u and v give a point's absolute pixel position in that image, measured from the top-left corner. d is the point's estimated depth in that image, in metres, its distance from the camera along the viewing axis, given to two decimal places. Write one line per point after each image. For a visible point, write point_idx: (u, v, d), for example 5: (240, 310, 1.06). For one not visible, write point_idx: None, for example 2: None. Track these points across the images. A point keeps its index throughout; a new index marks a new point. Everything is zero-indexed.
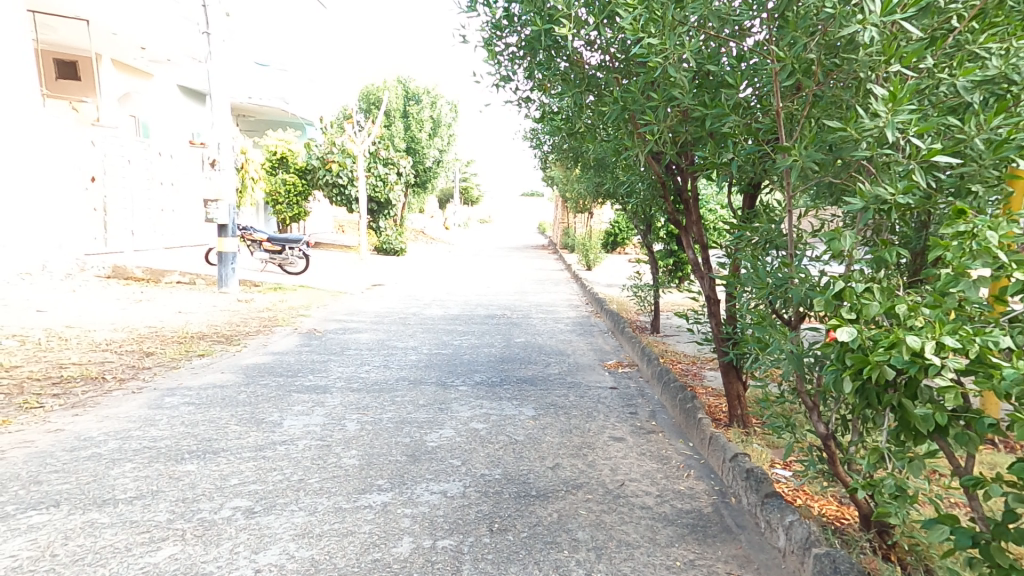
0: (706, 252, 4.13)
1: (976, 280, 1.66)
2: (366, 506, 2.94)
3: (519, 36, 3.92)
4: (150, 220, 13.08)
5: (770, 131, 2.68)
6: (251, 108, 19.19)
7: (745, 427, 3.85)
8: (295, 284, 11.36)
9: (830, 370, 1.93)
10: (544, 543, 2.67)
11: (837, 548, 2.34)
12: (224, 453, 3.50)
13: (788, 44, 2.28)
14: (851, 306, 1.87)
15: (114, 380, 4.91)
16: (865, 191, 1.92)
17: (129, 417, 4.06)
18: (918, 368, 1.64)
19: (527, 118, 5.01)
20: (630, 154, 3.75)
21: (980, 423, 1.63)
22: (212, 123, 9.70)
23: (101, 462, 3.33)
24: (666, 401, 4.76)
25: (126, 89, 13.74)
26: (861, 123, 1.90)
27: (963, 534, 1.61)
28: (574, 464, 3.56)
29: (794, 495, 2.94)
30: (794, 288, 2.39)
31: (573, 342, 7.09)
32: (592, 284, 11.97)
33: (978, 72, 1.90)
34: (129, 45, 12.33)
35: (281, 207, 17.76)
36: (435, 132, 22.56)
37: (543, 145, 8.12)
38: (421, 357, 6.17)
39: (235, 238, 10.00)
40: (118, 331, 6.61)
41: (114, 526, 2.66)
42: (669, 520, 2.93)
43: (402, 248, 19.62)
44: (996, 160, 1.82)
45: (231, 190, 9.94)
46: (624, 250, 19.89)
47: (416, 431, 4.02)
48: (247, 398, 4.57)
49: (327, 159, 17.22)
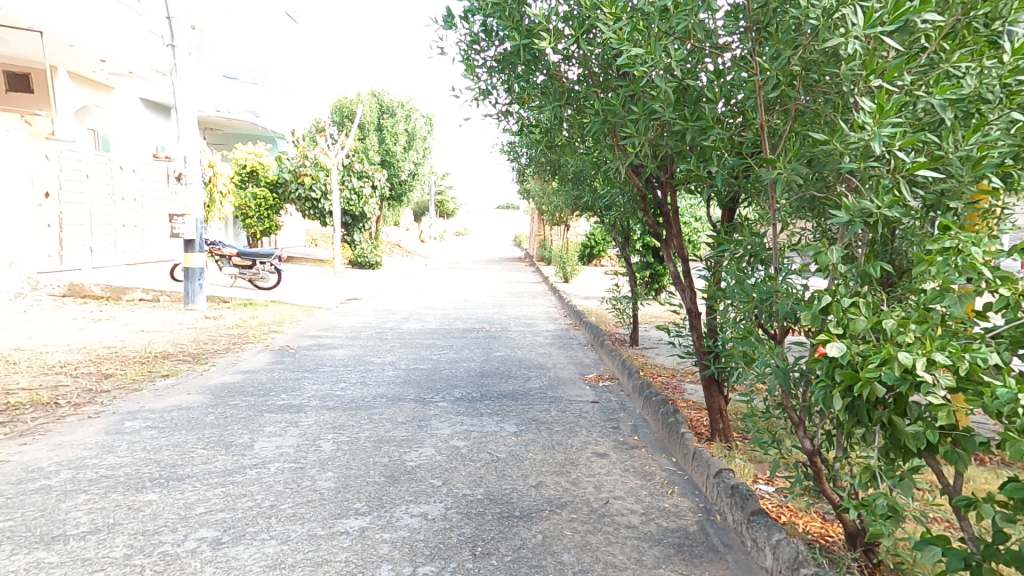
0: (687, 265, 4.10)
1: (961, 295, 1.65)
2: (342, 532, 2.81)
3: (496, 50, 3.90)
4: (110, 234, 12.63)
5: (753, 145, 2.70)
6: (220, 121, 18.86)
7: (727, 441, 3.83)
8: (267, 299, 11.07)
9: (819, 386, 1.91)
10: (529, 567, 2.58)
11: (826, 568, 2.30)
12: (190, 480, 3.32)
13: (772, 57, 2.29)
14: (838, 321, 1.85)
15: (68, 406, 4.66)
16: (850, 204, 1.90)
17: (85, 445, 3.84)
18: (909, 385, 1.62)
19: (506, 133, 5.01)
20: (611, 167, 3.73)
21: (970, 442, 1.61)
22: (179, 137, 9.48)
23: (52, 495, 3.13)
24: (648, 415, 4.72)
25: (86, 101, 13.36)
26: (847, 136, 1.91)
27: (955, 557, 1.58)
28: (558, 482, 3.49)
29: (778, 511, 2.91)
30: (780, 302, 2.37)
31: (553, 356, 7.04)
32: (569, 296, 11.98)
33: (954, 89, 1.91)
34: (88, 57, 11.95)
35: (252, 220, 17.36)
36: (411, 145, 22.52)
37: (520, 158, 8.16)
38: (398, 372, 6.03)
39: (203, 253, 9.69)
40: (75, 353, 6.32)
41: (64, 565, 2.48)
42: (655, 540, 2.87)
43: (377, 261, 19.54)
44: (975, 177, 1.82)
45: (199, 204, 9.67)
46: (599, 261, 20.04)
47: (394, 450, 3.89)
48: (214, 420, 4.38)
49: (299, 172, 16.97)
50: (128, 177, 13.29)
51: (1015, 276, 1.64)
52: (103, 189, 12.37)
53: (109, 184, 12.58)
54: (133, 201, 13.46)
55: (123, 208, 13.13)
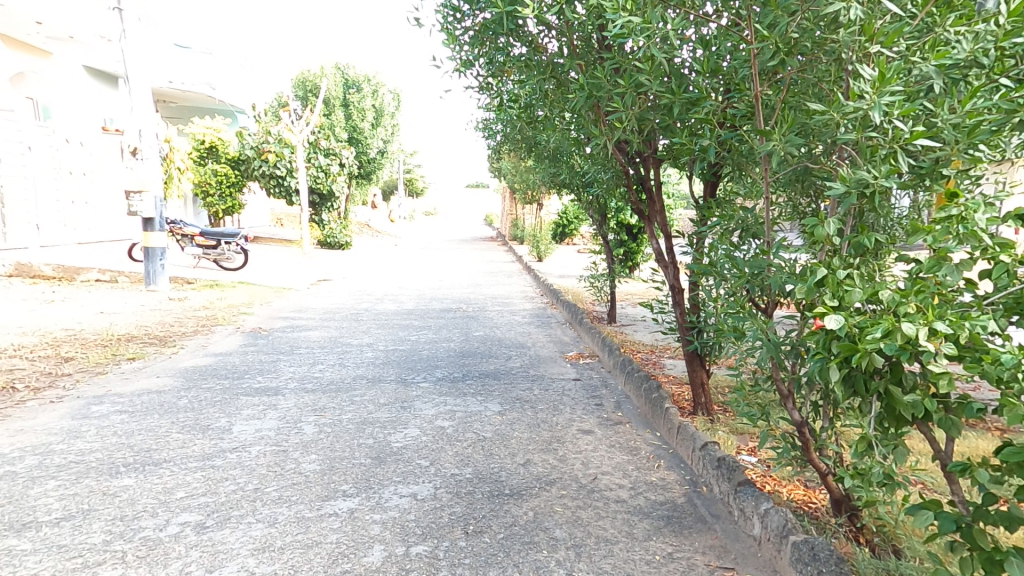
0: (669, 240, 4.05)
1: (957, 264, 1.65)
2: (331, 514, 2.76)
3: (476, 18, 3.76)
4: (57, 212, 11.99)
5: (744, 118, 2.69)
6: (176, 94, 18.01)
7: (710, 414, 3.89)
8: (233, 281, 10.73)
9: (814, 358, 1.91)
10: (523, 543, 2.58)
11: (813, 535, 2.37)
12: (167, 464, 3.20)
13: (770, 24, 2.26)
14: (833, 294, 1.85)
15: (26, 390, 4.43)
16: (847, 174, 1.89)
17: (49, 430, 3.67)
18: (907, 354, 1.63)
19: (483, 106, 4.89)
20: (596, 143, 3.68)
21: (968, 408, 1.64)
22: (132, 108, 8.96)
23: (18, 482, 2.97)
24: (630, 391, 4.76)
25: (23, 68, 12.45)
26: (845, 105, 1.88)
27: (947, 519, 1.62)
28: (546, 460, 3.49)
29: (762, 481, 2.99)
30: (772, 275, 2.35)
31: (532, 335, 7.03)
32: (545, 276, 11.99)
33: (948, 55, 1.90)
34: (24, 20, 11.12)
35: (213, 199, 16.65)
36: (378, 121, 22.05)
37: (495, 135, 8.01)
38: (377, 354, 5.94)
39: (163, 232, 9.29)
40: (29, 336, 6.00)
41: (38, 552, 2.37)
42: (644, 513, 2.91)
43: (347, 240, 19.19)
44: (970, 144, 1.81)
45: (157, 180, 9.18)
46: (572, 240, 20.12)
47: (379, 432, 3.83)
48: (188, 404, 4.23)
49: (262, 149, 16.39)
50: (74, 150, 12.58)
51: (1013, 243, 1.63)
52: (48, 164, 11.71)
53: (54, 158, 11.91)
54: (82, 175, 12.82)
55: (71, 184, 12.43)
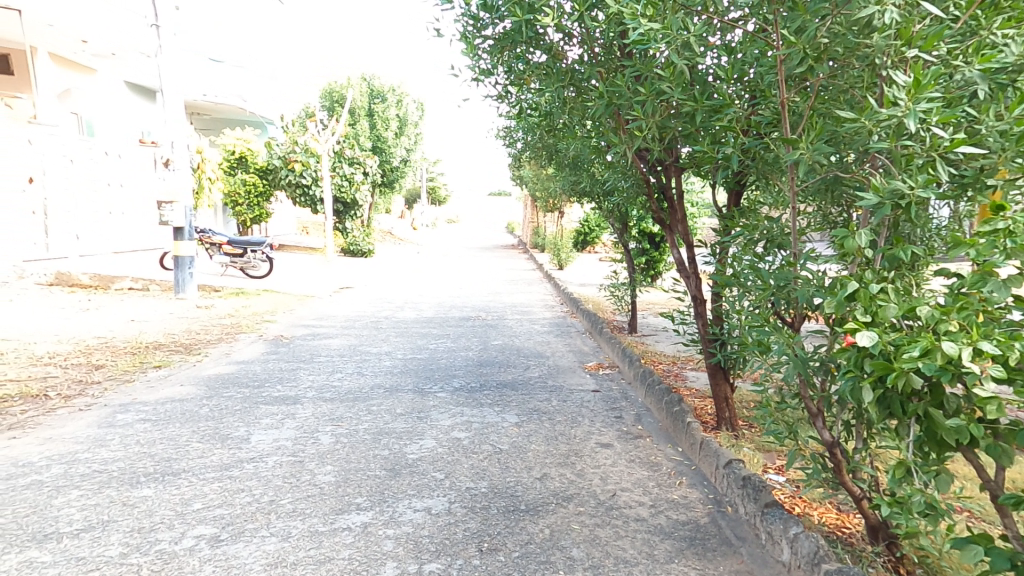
0: (692, 251, 3.94)
1: (1005, 279, 1.53)
2: (344, 528, 2.72)
3: (496, 27, 3.73)
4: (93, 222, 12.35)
5: (771, 124, 2.64)
6: (207, 106, 18.44)
7: (734, 429, 3.76)
8: (257, 288, 10.88)
9: (846, 377, 1.81)
10: (539, 563, 2.50)
11: (848, 563, 2.24)
12: (186, 474, 3.21)
13: (797, 29, 2.18)
14: (866, 309, 1.75)
15: (57, 398, 4.52)
16: (880, 184, 1.79)
17: (76, 439, 3.72)
18: (949, 375, 1.52)
19: (503, 115, 4.86)
20: (615, 150, 3.60)
21: (1019, 435, 1.52)
22: (165, 120, 9.18)
23: (43, 491, 3.00)
24: (651, 404, 4.65)
25: (67, 84, 12.71)
26: (878, 113, 1.78)
27: (999, 557, 1.50)
28: (563, 474, 3.41)
29: (792, 503, 2.86)
30: (799, 288, 2.24)
31: (551, 344, 6.94)
32: (565, 284, 11.89)
33: (994, 59, 1.79)
34: (68, 37, 11.52)
35: (241, 208, 16.98)
36: (401, 130, 22.24)
37: (516, 144, 7.96)
38: (396, 362, 5.92)
39: (191, 241, 9.47)
40: (63, 343, 6.15)
41: (56, 565, 2.38)
42: (666, 533, 2.80)
43: (369, 248, 19.36)
44: (1019, 152, 1.69)
45: (186, 190, 9.35)
46: (593, 248, 19.94)
47: (395, 443, 3.80)
48: (209, 412, 4.26)
49: (288, 158, 16.66)
50: (112, 162, 12.97)
51: None
52: (86, 175, 12.07)
53: (92, 169, 12.26)
54: (118, 186, 13.18)
55: (108, 194, 12.80)
